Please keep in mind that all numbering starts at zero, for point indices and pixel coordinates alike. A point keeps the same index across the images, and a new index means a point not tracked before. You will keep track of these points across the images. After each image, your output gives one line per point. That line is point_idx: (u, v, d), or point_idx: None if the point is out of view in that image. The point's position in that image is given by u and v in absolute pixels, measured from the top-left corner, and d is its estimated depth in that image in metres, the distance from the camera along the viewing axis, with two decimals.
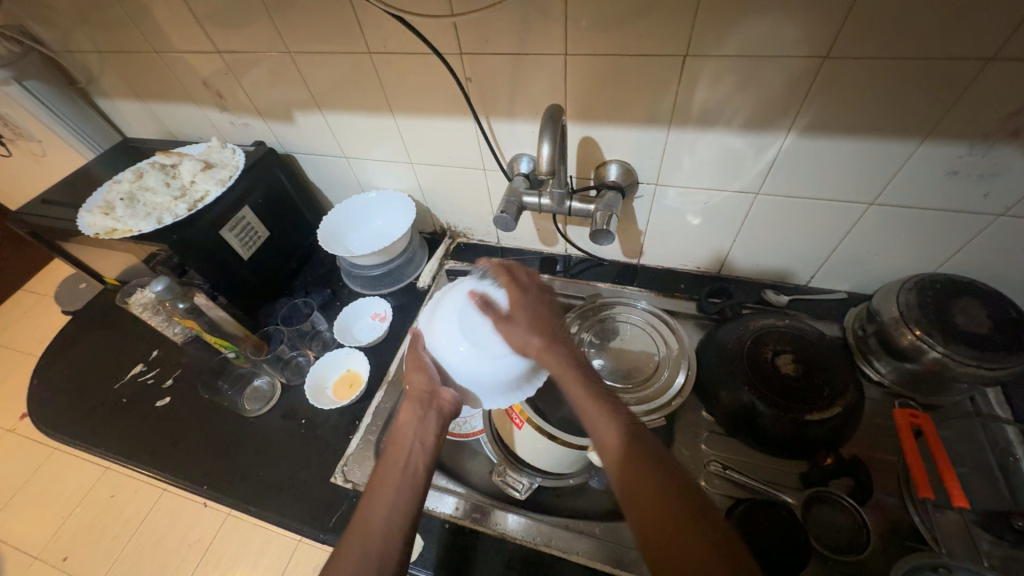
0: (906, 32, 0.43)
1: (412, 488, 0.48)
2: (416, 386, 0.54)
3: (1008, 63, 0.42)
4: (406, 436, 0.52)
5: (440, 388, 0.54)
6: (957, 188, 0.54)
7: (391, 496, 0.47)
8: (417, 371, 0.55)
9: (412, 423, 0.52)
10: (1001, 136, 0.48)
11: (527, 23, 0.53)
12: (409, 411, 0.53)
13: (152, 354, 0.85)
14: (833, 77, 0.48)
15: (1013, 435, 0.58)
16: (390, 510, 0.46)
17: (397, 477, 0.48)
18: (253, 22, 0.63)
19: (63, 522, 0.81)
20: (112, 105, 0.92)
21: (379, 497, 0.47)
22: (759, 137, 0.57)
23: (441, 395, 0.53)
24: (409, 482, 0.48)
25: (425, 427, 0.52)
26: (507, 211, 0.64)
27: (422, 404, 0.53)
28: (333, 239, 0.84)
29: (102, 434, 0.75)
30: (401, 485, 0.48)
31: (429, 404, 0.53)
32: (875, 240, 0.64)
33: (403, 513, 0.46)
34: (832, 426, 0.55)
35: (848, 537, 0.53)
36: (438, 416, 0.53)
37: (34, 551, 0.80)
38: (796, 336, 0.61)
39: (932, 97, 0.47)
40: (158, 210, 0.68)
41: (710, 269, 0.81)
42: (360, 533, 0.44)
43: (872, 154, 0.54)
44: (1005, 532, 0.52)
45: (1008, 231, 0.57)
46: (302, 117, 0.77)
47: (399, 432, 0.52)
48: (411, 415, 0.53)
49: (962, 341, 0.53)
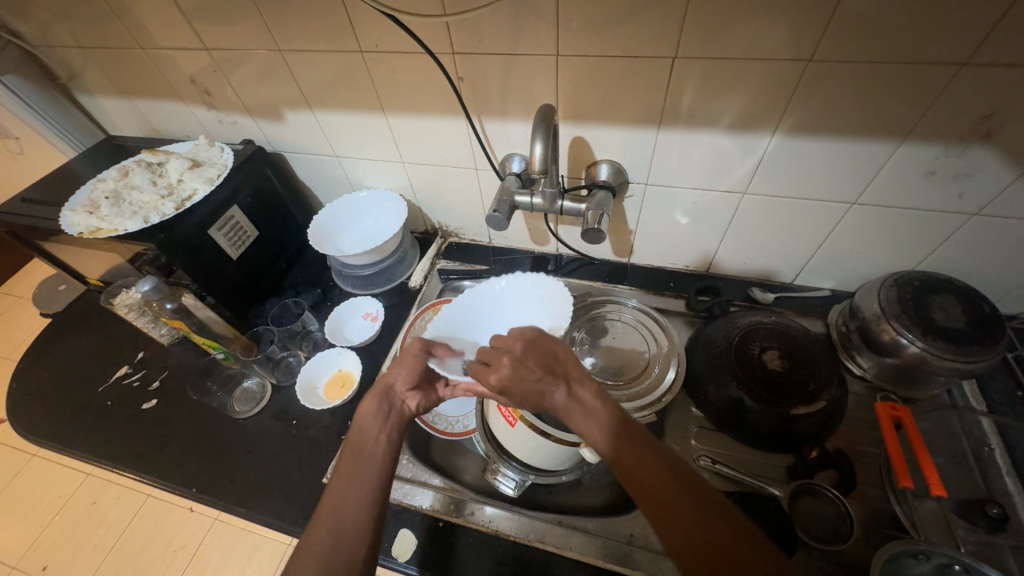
0: (886, 37, 0.45)
1: (381, 478, 0.47)
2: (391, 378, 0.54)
3: (981, 68, 0.44)
4: (370, 429, 0.51)
5: (407, 393, 0.55)
6: (934, 189, 0.56)
7: (361, 485, 0.46)
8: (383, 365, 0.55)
9: (375, 417, 0.52)
10: (975, 138, 0.50)
11: (519, 23, 0.53)
12: (373, 403, 0.53)
13: (138, 356, 0.84)
14: (816, 80, 0.50)
15: (987, 426, 0.60)
16: (360, 497, 0.45)
17: (365, 467, 0.47)
18: (242, 18, 0.63)
19: (43, 529, 0.79)
20: (95, 102, 0.90)
21: (347, 485, 0.46)
22: (746, 138, 0.58)
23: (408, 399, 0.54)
24: (378, 471, 0.48)
25: (388, 424, 0.52)
26: (499, 211, 0.65)
27: (386, 399, 0.53)
28: (324, 238, 0.84)
29: (85, 438, 0.73)
30: (371, 474, 0.47)
31: (394, 400, 0.54)
32: (857, 239, 0.66)
33: (373, 502, 0.45)
34: (817, 420, 0.57)
35: (833, 526, 0.55)
36: (400, 417, 0.54)
37: (12, 561, 0.77)
38: (781, 333, 0.63)
39: (909, 100, 0.49)
40: (145, 209, 0.67)
41: (698, 268, 0.82)
42: (329, 522, 0.43)
43: (853, 155, 0.56)
44: (981, 520, 0.53)
45: (982, 230, 0.59)
46: (292, 116, 0.77)
47: (361, 425, 0.51)
48: (376, 407, 0.53)
49: (940, 336, 0.55)
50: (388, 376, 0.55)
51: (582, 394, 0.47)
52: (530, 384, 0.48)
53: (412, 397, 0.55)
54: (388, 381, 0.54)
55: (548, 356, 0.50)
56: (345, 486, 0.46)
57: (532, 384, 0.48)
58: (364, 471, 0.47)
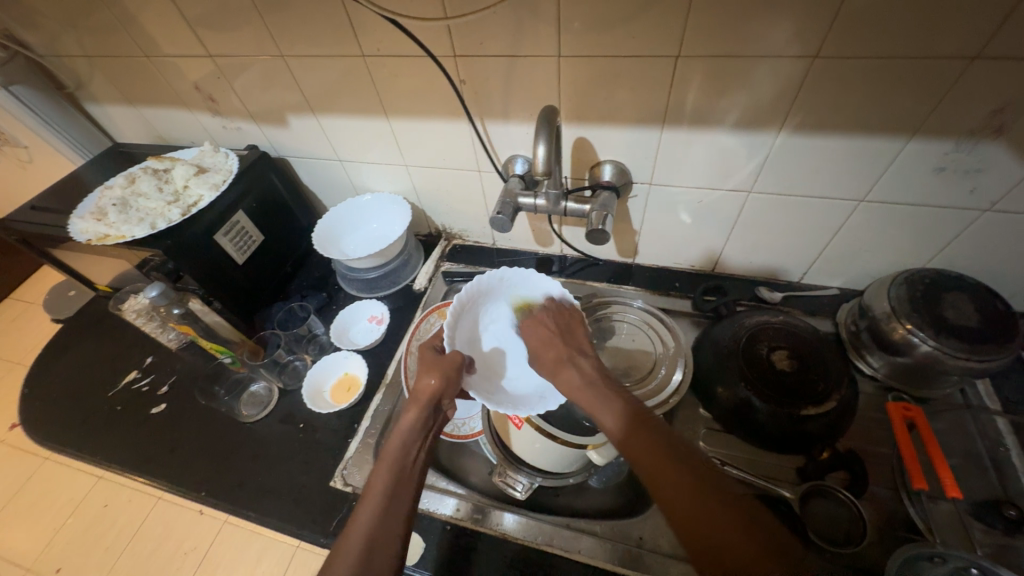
0: (894, 31, 0.44)
1: (415, 496, 0.47)
2: (425, 389, 0.53)
3: (991, 62, 0.43)
4: (410, 441, 0.50)
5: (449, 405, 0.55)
6: (944, 185, 0.55)
7: (395, 501, 0.45)
8: (429, 374, 0.54)
9: (416, 430, 0.51)
10: (986, 132, 0.49)
11: (520, 24, 0.53)
12: (418, 414, 0.52)
13: (147, 361, 0.85)
14: (823, 77, 0.49)
15: (1003, 426, 0.59)
16: (392, 513, 0.44)
17: (401, 483, 0.46)
18: (244, 25, 0.63)
19: (56, 533, 0.80)
20: (103, 110, 0.91)
21: (382, 497, 0.45)
22: (750, 137, 0.57)
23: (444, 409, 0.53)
24: (412, 488, 0.47)
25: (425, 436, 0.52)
26: (502, 213, 0.65)
27: (430, 411, 0.53)
28: (328, 242, 0.84)
29: (95, 443, 0.74)
30: (406, 490, 0.46)
31: (437, 413, 0.54)
32: (866, 236, 0.65)
33: (403, 516, 0.44)
34: (828, 420, 0.56)
35: (844, 530, 0.54)
36: (436, 431, 0.54)
37: (25, 565, 0.78)
38: (789, 333, 0.62)
39: (919, 95, 0.48)
40: (152, 216, 0.68)
41: (704, 267, 0.82)
42: (362, 534, 0.42)
43: (862, 151, 0.55)
44: (997, 520, 0.52)
45: (994, 226, 0.58)
46: (296, 120, 0.77)
47: (402, 436, 0.51)
48: (412, 416, 0.52)
49: (951, 334, 0.55)
50: (434, 388, 0.53)
51: (582, 363, 0.55)
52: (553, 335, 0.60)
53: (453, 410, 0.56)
54: (434, 393, 0.53)
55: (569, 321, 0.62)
56: (380, 499, 0.45)
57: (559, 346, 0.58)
58: (399, 485, 0.46)
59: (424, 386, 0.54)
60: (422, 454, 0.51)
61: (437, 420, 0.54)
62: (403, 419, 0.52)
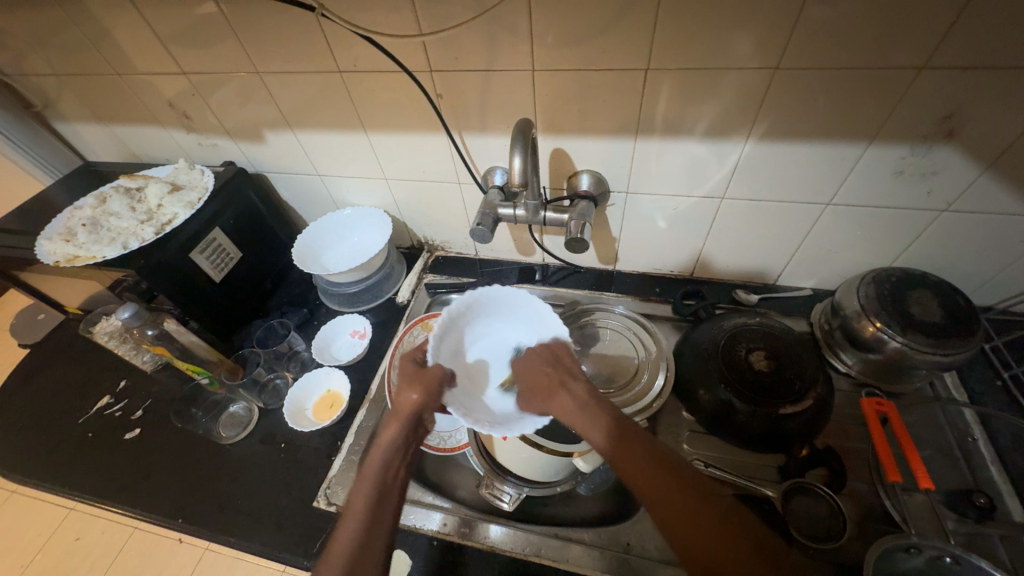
0: (847, 44, 0.46)
1: (397, 512, 0.46)
2: (405, 404, 0.52)
3: (937, 71, 0.46)
4: (390, 457, 0.50)
5: (430, 420, 0.54)
6: (903, 188, 0.58)
7: (377, 517, 0.44)
8: (411, 388, 0.53)
9: (397, 444, 0.51)
10: (938, 137, 0.52)
11: (494, 39, 0.54)
12: (399, 428, 0.52)
13: (120, 385, 0.82)
14: (785, 88, 0.51)
15: (970, 417, 0.61)
16: (374, 529, 0.43)
17: (382, 501, 0.46)
18: (219, 42, 0.63)
19: (22, 571, 0.77)
20: (72, 129, 0.90)
21: (365, 514, 0.44)
22: (720, 145, 0.59)
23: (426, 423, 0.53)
24: (395, 505, 0.46)
25: (407, 451, 0.51)
26: (482, 223, 0.65)
27: (412, 424, 0.52)
28: (308, 257, 0.83)
29: (64, 473, 0.71)
30: (389, 503, 0.46)
31: (418, 426, 0.53)
32: (835, 238, 0.68)
33: (387, 536, 0.44)
34: (806, 418, 0.58)
35: (825, 525, 0.55)
36: (418, 444, 0.53)
37: None
38: (766, 334, 0.64)
39: (874, 102, 0.50)
40: (124, 235, 0.66)
41: (683, 272, 0.83)
42: (343, 551, 0.41)
43: (825, 157, 0.57)
44: (969, 510, 0.54)
45: (952, 225, 0.61)
46: (273, 136, 0.77)
47: (382, 451, 0.50)
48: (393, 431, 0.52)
49: (918, 330, 0.57)
50: (417, 400, 0.52)
51: (571, 391, 0.52)
52: (540, 372, 0.56)
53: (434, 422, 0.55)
54: (416, 407, 0.52)
55: (554, 353, 0.58)
56: (361, 517, 0.44)
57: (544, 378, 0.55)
58: (381, 503, 0.45)
59: (406, 399, 0.53)
60: (404, 471, 0.50)
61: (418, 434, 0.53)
62: (384, 435, 0.51)
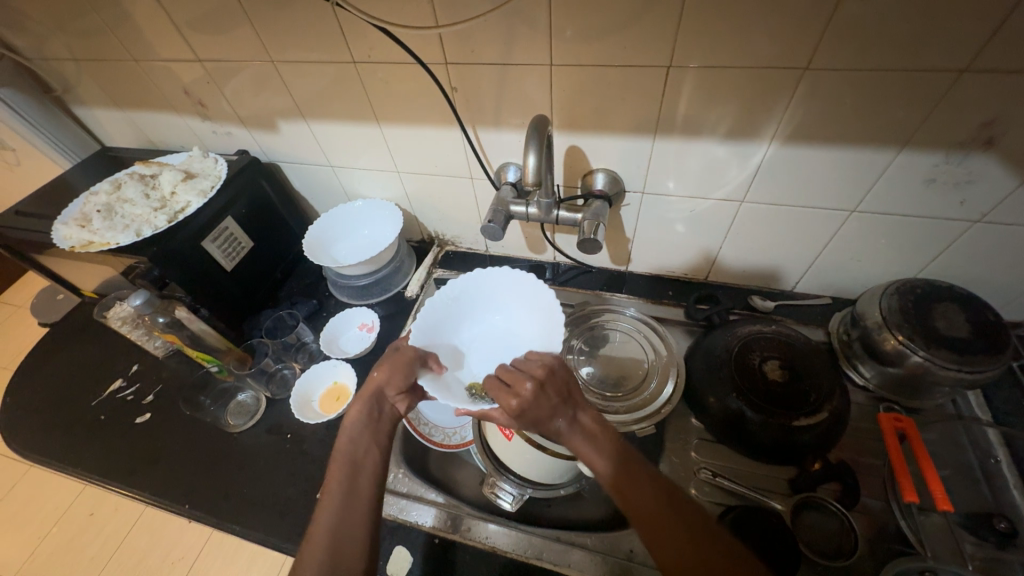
0: (883, 44, 0.44)
1: (371, 489, 0.48)
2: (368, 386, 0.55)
3: (980, 74, 0.44)
4: (359, 439, 0.52)
5: (398, 398, 0.56)
6: (935, 196, 0.55)
7: (353, 498, 0.47)
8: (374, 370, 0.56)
9: (364, 425, 0.53)
10: (975, 144, 0.49)
11: (512, 32, 0.53)
12: (360, 409, 0.54)
13: (133, 369, 0.83)
14: (813, 88, 0.49)
15: (994, 437, 0.59)
16: (351, 511, 0.46)
17: (357, 481, 0.48)
18: (235, 30, 0.62)
19: (41, 543, 0.80)
20: (91, 114, 0.90)
21: (343, 498, 0.47)
22: (742, 147, 0.57)
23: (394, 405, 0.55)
24: (370, 482, 0.49)
25: (377, 430, 0.53)
26: (494, 220, 0.64)
27: (375, 403, 0.55)
28: (319, 249, 0.83)
29: (76, 454, 0.72)
30: (361, 484, 0.48)
31: (382, 405, 0.55)
32: (858, 246, 0.65)
33: (364, 517, 0.46)
34: (820, 431, 0.56)
35: (836, 542, 0.53)
36: (390, 421, 0.55)
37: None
38: (781, 343, 0.62)
39: (909, 105, 0.48)
40: (137, 222, 0.67)
41: (697, 275, 0.81)
42: (324, 540, 0.44)
43: (853, 162, 0.55)
44: (988, 534, 0.52)
45: (985, 237, 0.58)
46: (286, 126, 0.76)
47: (351, 435, 0.52)
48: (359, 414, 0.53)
49: (942, 345, 0.55)
50: (377, 381, 0.55)
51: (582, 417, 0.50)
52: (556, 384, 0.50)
53: (402, 401, 0.56)
54: (376, 387, 0.55)
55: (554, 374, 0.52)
56: (335, 502, 0.47)
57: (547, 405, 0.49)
58: (353, 484, 0.48)
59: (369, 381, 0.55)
60: (376, 448, 0.52)
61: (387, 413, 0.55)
62: (348, 420, 0.53)
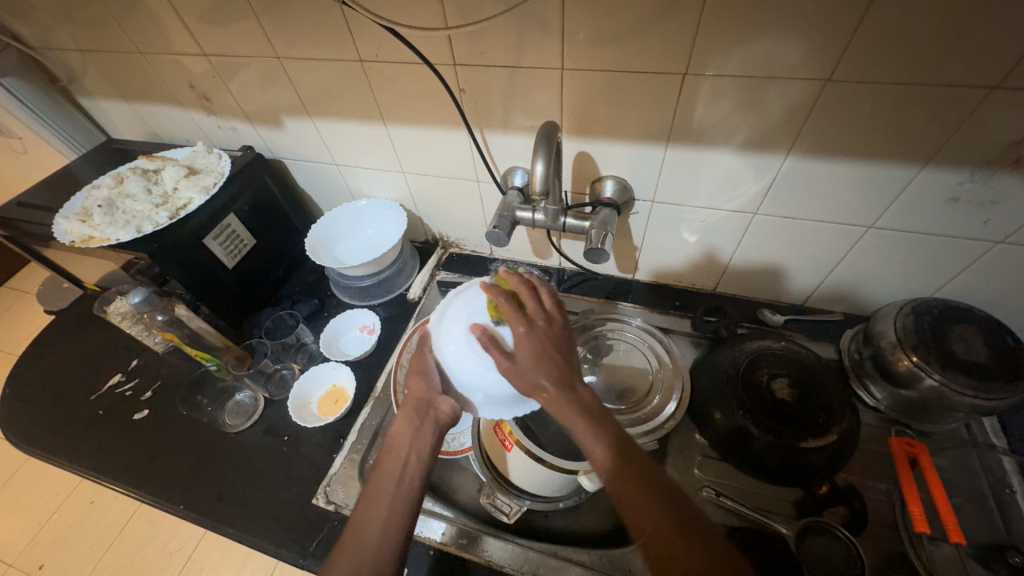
0: (910, 56, 0.42)
1: (412, 503, 0.47)
2: (414, 391, 0.53)
3: (1012, 92, 0.41)
4: (400, 447, 0.50)
5: (438, 397, 0.52)
6: (957, 215, 0.53)
7: (390, 512, 0.46)
8: (415, 377, 0.54)
9: (408, 434, 0.51)
10: (1003, 164, 0.47)
11: (523, 35, 0.51)
12: (405, 420, 0.51)
13: (132, 364, 0.83)
14: (834, 101, 0.47)
15: (1008, 465, 0.57)
16: (392, 521, 0.45)
17: (390, 492, 0.47)
18: (240, 25, 0.61)
19: (39, 528, 0.84)
20: (96, 105, 0.90)
21: (387, 505, 0.46)
22: (757, 158, 0.56)
23: (438, 405, 0.51)
24: (410, 496, 0.47)
25: (422, 438, 0.51)
26: (499, 226, 0.63)
27: (418, 412, 0.52)
28: (321, 248, 0.82)
29: (73, 449, 0.72)
30: (400, 498, 0.47)
31: (426, 413, 0.51)
32: (874, 262, 0.63)
33: (396, 528, 0.45)
34: (828, 453, 0.54)
35: (842, 569, 0.51)
36: (437, 423, 0.51)
37: (11, 557, 0.81)
38: (791, 360, 0.60)
39: (935, 120, 0.46)
40: (138, 218, 0.66)
41: (704, 286, 0.79)
42: (356, 548, 0.44)
43: (872, 177, 0.53)
44: (999, 566, 0.50)
45: (1007, 259, 0.56)
46: (291, 123, 0.75)
47: (393, 442, 0.51)
48: (405, 422, 0.51)
49: (959, 370, 0.53)
50: (420, 391, 0.53)
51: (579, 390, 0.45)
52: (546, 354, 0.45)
53: (447, 401, 0.52)
54: (420, 395, 0.53)
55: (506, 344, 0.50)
56: (374, 510, 0.46)
57: (531, 374, 0.45)
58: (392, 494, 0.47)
59: (413, 387, 0.54)
60: (418, 458, 0.50)
61: (431, 418, 0.52)
62: (394, 429, 0.52)
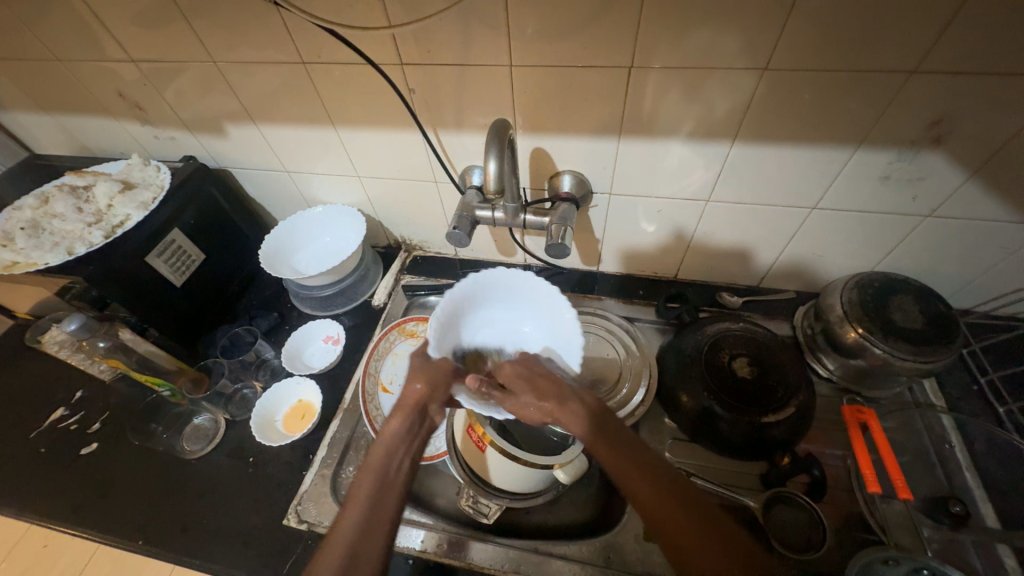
0: (836, 45, 0.44)
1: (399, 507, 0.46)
2: (411, 395, 0.53)
3: (928, 76, 0.44)
4: (394, 450, 0.50)
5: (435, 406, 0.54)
6: (889, 192, 0.57)
7: (377, 508, 0.44)
8: (415, 380, 0.54)
9: (401, 437, 0.51)
10: (926, 143, 0.50)
11: (469, 32, 0.50)
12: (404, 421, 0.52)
13: (76, 396, 0.77)
14: (771, 89, 0.49)
15: (947, 423, 0.61)
16: (379, 520, 0.44)
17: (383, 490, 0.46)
18: (169, 28, 0.58)
19: None
20: (14, 119, 0.83)
21: (381, 503, 0.45)
22: (706, 148, 0.57)
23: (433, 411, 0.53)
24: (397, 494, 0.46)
25: (413, 443, 0.52)
26: (459, 227, 0.62)
27: (418, 418, 0.53)
28: (277, 259, 0.78)
29: (12, 494, 0.66)
30: (390, 497, 0.46)
31: (424, 419, 0.53)
32: (820, 241, 0.67)
33: (386, 527, 0.44)
34: (788, 426, 0.57)
35: (805, 535, 0.54)
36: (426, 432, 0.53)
37: None
38: (749, 340, 0.63)
39: (864, 104, 0.48)
40: (68, 239, 0.61)
41: (666, 273, 0.81)
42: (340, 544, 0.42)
43: (813, 160, 0.56)
44: (944, 517, 0.54)
45: (936, 231, 0.60)
46: (235, 129, 0.71)
47: (386, 443, 0.50)
48: (398, 424, 0.52)
49: (900, 337, 0.56)
50: (423, 392, 0.53)
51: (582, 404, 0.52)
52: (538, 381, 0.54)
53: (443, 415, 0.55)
54: (421, 397, 0.53)
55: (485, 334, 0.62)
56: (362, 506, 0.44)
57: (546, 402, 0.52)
58: (382, 493, 0.46)
59: (410, 392, 0.54)
60: (408, 463, 0.50)
61: (423, 426, 0.53)
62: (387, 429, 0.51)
